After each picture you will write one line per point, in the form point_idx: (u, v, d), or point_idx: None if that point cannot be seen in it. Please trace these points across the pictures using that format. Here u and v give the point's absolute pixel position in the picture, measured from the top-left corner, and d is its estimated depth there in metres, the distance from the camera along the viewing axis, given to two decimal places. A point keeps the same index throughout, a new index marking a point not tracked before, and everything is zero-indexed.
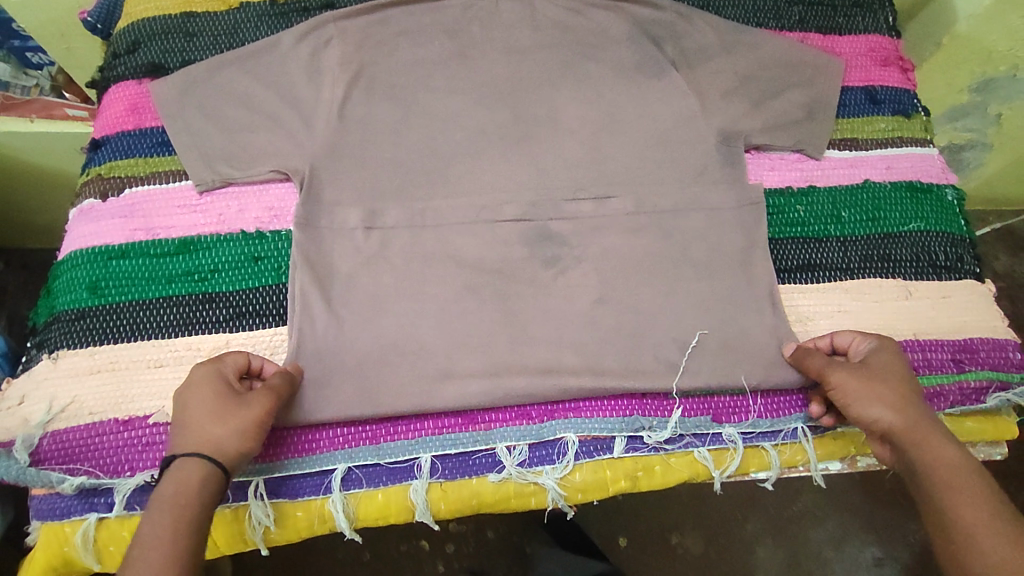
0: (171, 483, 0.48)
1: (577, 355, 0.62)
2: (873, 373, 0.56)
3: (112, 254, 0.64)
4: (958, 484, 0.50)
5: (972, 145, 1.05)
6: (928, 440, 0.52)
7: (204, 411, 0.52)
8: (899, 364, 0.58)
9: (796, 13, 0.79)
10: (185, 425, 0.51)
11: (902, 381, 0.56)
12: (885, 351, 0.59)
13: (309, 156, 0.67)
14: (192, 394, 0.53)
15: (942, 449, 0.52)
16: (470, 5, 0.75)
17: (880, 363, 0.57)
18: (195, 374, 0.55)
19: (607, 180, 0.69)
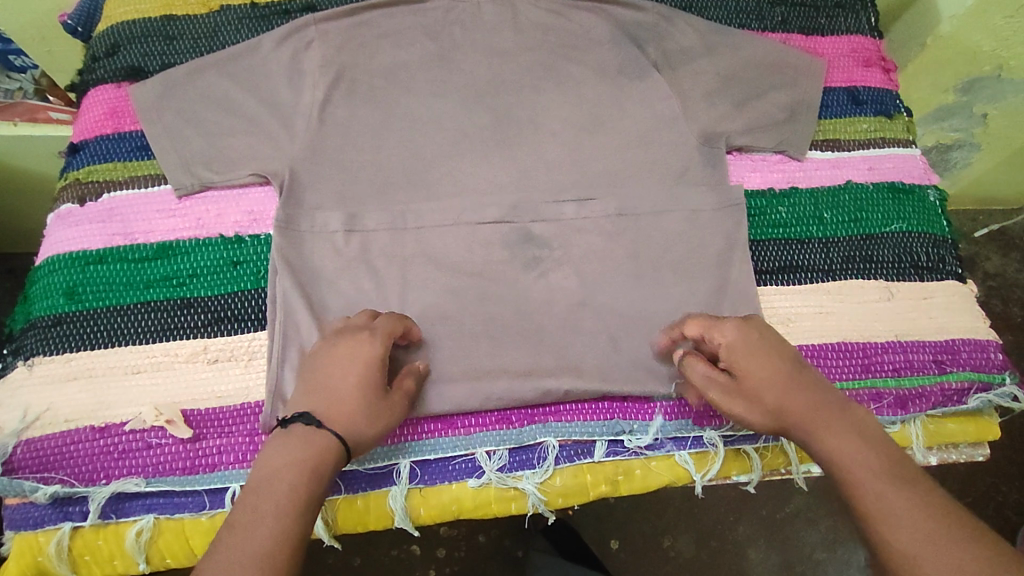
0: (309, 451, 0.47)
1: (558, 358, 0.61)
2: (748, 386, 0.53)
3: (90, 260, 0.64)
4: (857, 473, 0.47)
5: (961, 145, 1.05)
6: (821, 432, 0.49)
7: (361, 398, 0.51)
8: (756, 349, 0.54)
9: (779, 14, 0.79)
10: (339, 400, 0.51)
11: (773, 376, 0.52)
12: (733, 341, 0.55)
13: (289, 160, 0.67)
14: (356, 373, 0.52)
15: (836, 438, 0.49)
16: (452, 7, 0.75)
17: (745, 364, 0.54)
18: (364, 348, 0.53)
19: (590, 181, 0.69)
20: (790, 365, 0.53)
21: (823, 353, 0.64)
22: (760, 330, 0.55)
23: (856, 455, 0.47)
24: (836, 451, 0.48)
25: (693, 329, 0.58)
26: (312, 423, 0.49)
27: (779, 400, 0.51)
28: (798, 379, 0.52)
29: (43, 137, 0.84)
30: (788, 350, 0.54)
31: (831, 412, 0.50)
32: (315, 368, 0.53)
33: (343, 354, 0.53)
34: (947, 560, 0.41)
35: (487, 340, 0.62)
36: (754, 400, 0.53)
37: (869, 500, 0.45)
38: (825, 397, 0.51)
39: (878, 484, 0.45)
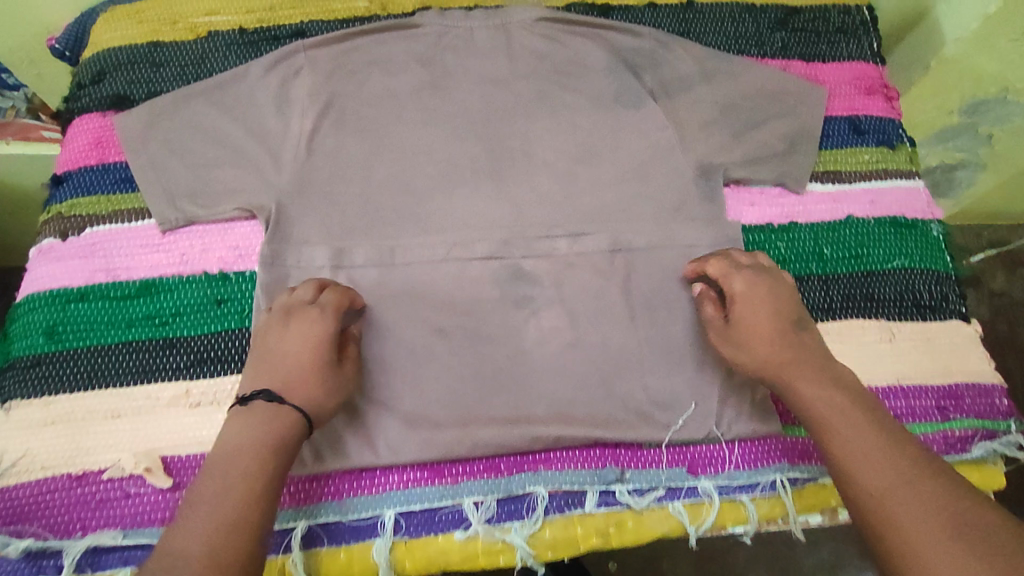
0: (267, 427, 0.49)
1: (547, 404, 0.60)
2: (741, 330, 0.57)
3: (71, 298, 0.62)
4: (832, 418, 0.50)
5: (965, 165, 1.02)
6: (797, 380, 0.53)
7: (314, 375, 0.53)
8: (761, 301, 0.57)
9: (779, 40, 0.77)
10: (296, 379, 0.52)
11: (766, 326, 0.56)
12: (740, 289, 0.58)
13: (275, 193, 0.65)
14: (307, 352, 0.53)
15: (811, 386, 0.53)
16: (445, 33, 0.74)
17: (742, 312, 0.57)
18: (314, 325, 0.54)
19: (583, 215, 0.67)
20: (787, 323, 0.56)
21: None
22: (771, 287, 0.58)
23: (828, 402, 0.51)
24: (812, 398, 0.52)
25: (712, 267, 0.61)
26: (275, 400, 0.50)
27: (765, 350, 0.55)
28: (789, 334, 0.56)
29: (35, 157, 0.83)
30: (791, 310, 0.57)
31: (810, 365, 0.54)
32: (264, 345, 0.54)
33: (294, 333, 0.54)
34: (916, 494, 0.44)
35: (475, 382, 0.60)
36: (741, 345, 0.57)
37: (842, 439, 0.49)
38: (809, 351, 0.55)
39: (850, 428, 0.49)
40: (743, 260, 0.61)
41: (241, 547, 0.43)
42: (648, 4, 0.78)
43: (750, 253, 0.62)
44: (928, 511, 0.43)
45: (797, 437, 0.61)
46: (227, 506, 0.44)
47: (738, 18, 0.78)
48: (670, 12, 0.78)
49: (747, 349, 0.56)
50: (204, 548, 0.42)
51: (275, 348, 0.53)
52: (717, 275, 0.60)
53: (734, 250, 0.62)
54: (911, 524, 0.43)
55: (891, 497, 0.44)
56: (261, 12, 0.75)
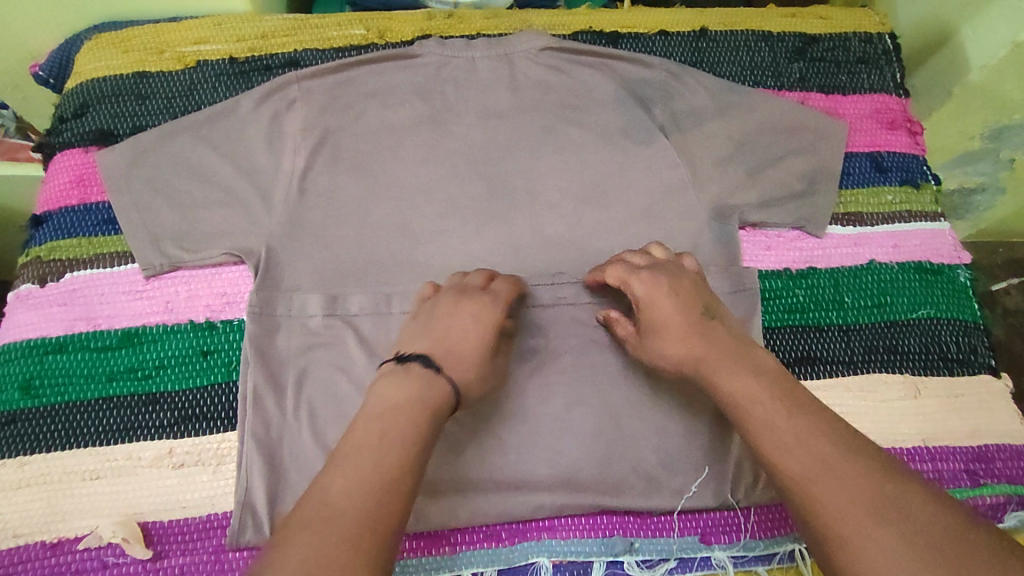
0: (424, 393, 0.48)
1: (551, 466, 0.57)
2: (656, 337, 0.54)
3: (49, 349, 0.59)
4: (751, 410, 0.48)
5: (983, 188, 0.93)
6: (720, 375, 0.50)
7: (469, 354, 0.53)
8: (665, 300, 0.54)
9: (797, 71, 0.73)
10: (457, 354, 0.53)
11: (675, 325, 0.53)
12: (640, 293, 0.55)
13: (265, 236, 0.62)
14: (472, 334, 0.54)
15: (730, 377, 0.50)
16: (446, 63, 0.69)
17: (649, 318, 0.54)
18: (486, 310, 0.56)
19: (589, 261, 0.64)
20: (695, 315, 0.53)
21: None
22: (670, 280, 0.55)
23: (750, 392, 0.48)
24: (731, 390, 0.49)
25: (611, 279, 0.58)
26: (432, 368, 0.50)
27: (681, 351, 0.53)
28: (698, 328, 0.53)
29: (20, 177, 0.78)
30: (694, 300, 0.54)
31: (729, 357, 0.51)
32: (435, 321, 0.55)
33: (466, 313, 0.55)
34: (842, 481, 0.42)
35: (475, 443, 0.57)
36: (659, 352, 0.54)
37: (764, 431, 0.46)
38: (721, 342, 0.52)
39: (772, 417, 0.46)
40: (639, 262, 0.58)
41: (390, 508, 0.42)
42: (658, 32, 0.74)
43: (646, 253, 0.59)
44: (854, 499, 0.41)
45: None
46: (383, 463, 0.44)
47: (754, 47, 0.74)
48: (681, 41, 0.74)
49: (666, 355, 0.53)
50: (360, 503, 0.41)
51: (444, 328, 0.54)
52: (617, 285, 0.57)
53: (629, 253, 0.59)
54: (836, 515, 0.41)
55: (817, 486, 0.42)
56: (252, 40, 0.72)
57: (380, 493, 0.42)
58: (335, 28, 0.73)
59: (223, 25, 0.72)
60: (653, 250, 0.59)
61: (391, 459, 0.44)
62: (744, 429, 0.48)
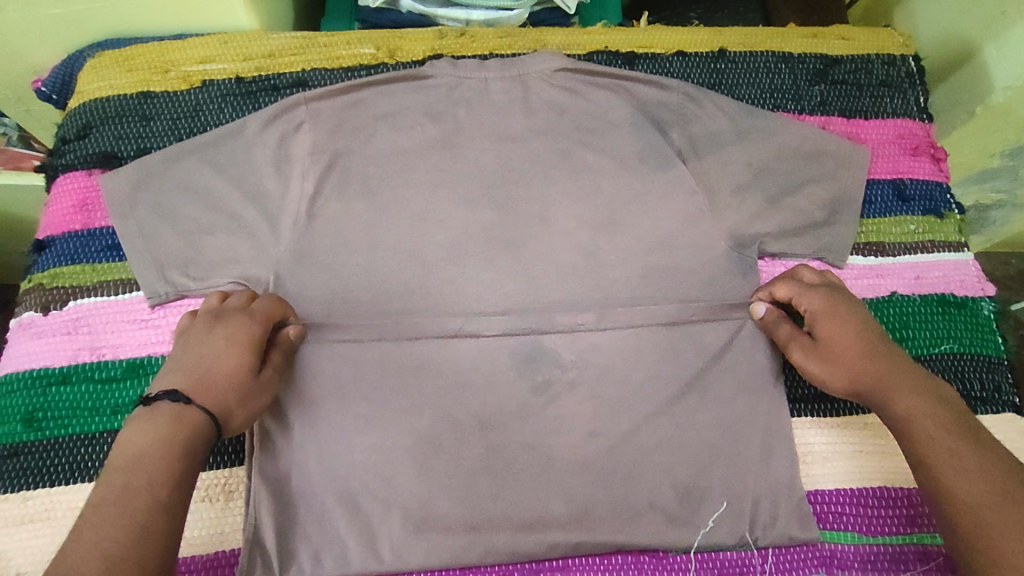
0: (176, 426, 0.43)
1: (566, 503, 0.58)
2: (829, 349, 0.55)
3: (53, 380, 0.59)
4: (932, 430, 0.49)
5: (1001, 205, 0.84)
6: (894, 392, 0.52)
7: (230, 376, 0.48)
8: (846, 318, 0.56)
9: (817, 94, 0.72)
10: (216, 382, 0.47)
11: (859, 341, 0.54)
12: (819, 306, 0.56)
13: (273, 265, 0.60)
14: (226, 350, 0.49)
15: (908, 397, 0.51)
16: (457, 84, 0.67)
17: (829, 328, 0.55)
18: (242, 327, 0.51)
19: (605, 291, 0.62)
20: (874, 337, 0.55)
21: (864, 500, 0.60)
22: (847, 299, 0.57)
23: (929, 417, 0.50)
24: (909, 411, 0.51)
25: (782, 291, 0.59)
26: (181, 401, 0.45)
27: (853, 363, 0.54)
28: (878, 346, 0.54)
29: (28, 186, 0.72)
30: (873, 322, 0.56)
31: (907, 377, 0.52)
32: (184, 349, 0.49)
33: (220, 336, 0.49)
34: (1012, 515, 0.44)
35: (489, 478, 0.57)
36: (827, 362, 0.55)
37: (946, 449, 0.48)
38: (902, 362, 0.54)
39: (949, 441, 0.48)
40: (811, 279, 0.59)
41: (152, 565, 0.38)
42: (676, 52, 0.72)
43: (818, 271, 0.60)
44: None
45: (835, 545, 0.59)
46: (138, 511, 0.39)
47: (774, 69, 0.72)
48: (699, 62, 0.72)
49: (842, 368, 0.54)
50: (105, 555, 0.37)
51: (191, 355, 0.48)
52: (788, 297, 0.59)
53: (799, 269, 0.61)
54: (1001, 541, 0.44)
55: (987, 513, 0.45)
56: (259, 59, 0.70)
57: (138, 542, 0.38)
58: (345, 46, 0.71)
59: (230, 43, 0.70)
60: (823, 271, 0.60)
61: (149, 504, 0.40)
62: (916, 445, 0.50)
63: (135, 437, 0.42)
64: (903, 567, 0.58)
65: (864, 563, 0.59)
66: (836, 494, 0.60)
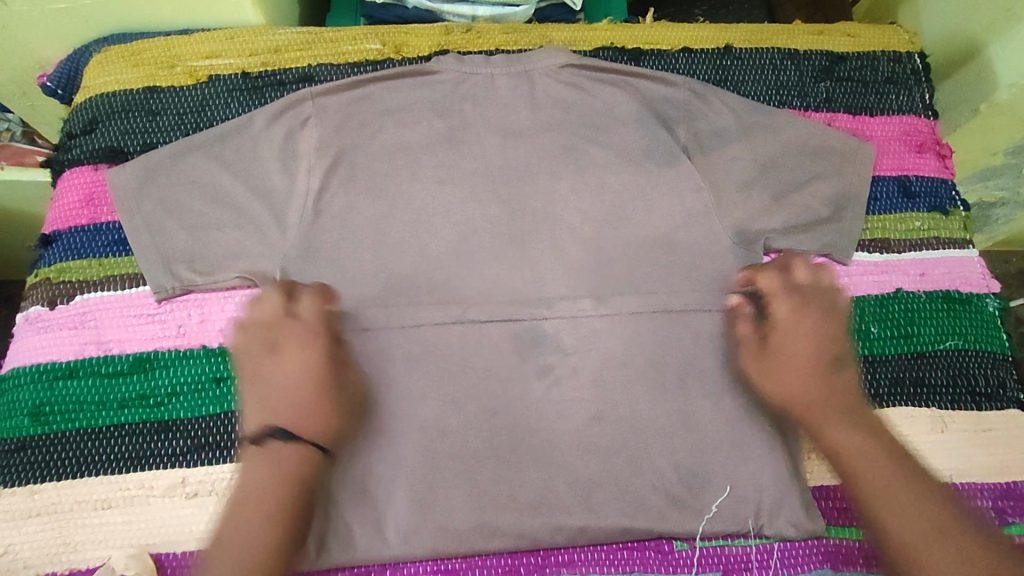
0: (292, 465, 0.52)
1: (572, 498, 0.58)
2: (775, 362, 0.57)
3: (60, 374, 0.59)
4: (863, 466, 0.52)
5: (1005, 203, 0.85)
6: (826, 424, 0.54)
7: (320, 399, 0.54)
8: (803, 334, 0.56)
9: (823, 91, 0.72)
10: (309, 410, 0.53)
11: (806, 360, 0.56)
12: (784, 317, 0.57)
13: (279, 259, 0.60)
14: (306, 376, 0.54)
15: (838, 431, 0.54)
16: (463, 80, 0.67)
17: (784, 340, 0.57)
18: (311, 347, 0.55)
19: (611, 287, 0.62)
20: (827, 358, 0.56)
21: None
22: (818, 311, 0.57)
23: (860, 452, 0.53)
24: (838, 443, 0.54)
25: (763, 281, 0.59)
26: (290, 439, 0.52)
27: (795, 387, 0.56)
28: (827, 371, 0.56)
29: (30, 182, 0.72)
30: (833, 341, 0.56)
31: (840, 407, 0.55)
32: (267, 374, 0.54)
33: (298, 362, 0.54)
34: (942, 553, 0.47)
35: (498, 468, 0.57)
36: (774, 375, 0.57)
37: (875, 487, 0.51)
38: (840, 390, 0.55)
39: (879, 476, 0.51)
40: (801, 279, 0.58)
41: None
42: (682, 49, 0.72)
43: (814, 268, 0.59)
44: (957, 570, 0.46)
45: (840, 540, 0.59)
46: (265, 544, 0.50)
47: (780, 66, 0.72)
48: (705, 58, 0.72)
49: (784, 383, 0.56)
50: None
51: (280, 382, 0.54)
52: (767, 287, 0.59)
53: (794, 261, 0.59)
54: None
55: (919, 551, 0.48)
56: (265, 54, 0.70)
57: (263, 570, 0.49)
58: (351, 42, 0.71)
59: (236, 38, 0.70)
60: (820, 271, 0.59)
61: (275, 537, 0.50)
62: (850, 482, 0.52)
63: (257, 475, 0.51)
64: None
65: (869, 558, 0.59)
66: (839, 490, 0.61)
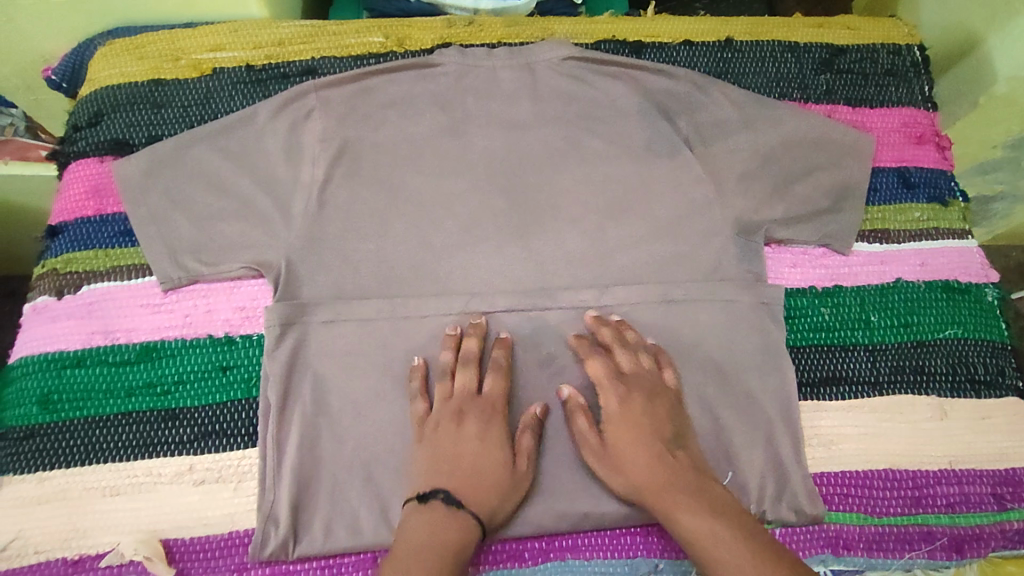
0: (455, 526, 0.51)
1: (575, 484, 0.59)
2: (617, 456, 0.56)
3: (67, 363, 0.60)
4: (716, 550, 0.49)
5: (1004, 198, 0.82)
6: (676, 511, 0.52)
7: (491, 474, 0.55)
8: (633, 422, 0.56)
9: (823, 83, 0.72)
10: (475, 481, 0.55)
11: (642, 445, 0.55)
12: (612, 407, 0.57)
13: (284, 250, 0.60)
14: (484, 450, 0.56)
15: (689, 516, 0.51)
16: (467, 72, 0.67)
17: (616, 427, 0.57)
18: (489, 424, 0.57)
19: (612, 277, 0.63)
20: (661, 446, 0.55)
21: (871, 482, 0.61)
22: (647, 395, 0.57)
23: (710, 532, 0.50)
24: (694, 531, 0.51)
25: (596, 365, 0.59)
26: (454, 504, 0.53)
27: (636, 474, 0.55)
28: (662, 455, 0.55)
29: (33, 177, 0.72)
30: (665, 425, 0.56)
31: (683, 494, 0.53)
32: (441, 445, 0.56)
33: (473, 437, 0.57)
34: None
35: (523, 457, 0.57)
36: (618, 468, 0.55)
37: (729, 573, 0.48)
38: (678, 473, 0.54)
39: (737, 559, 0.48)
40: (624, 364, 0.59)
41: None
42: (683, 41, 0.73)
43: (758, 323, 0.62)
44: None
45: (841, 526, 0.60)
46: None
47: (780, 58, 0.73)
48: (706, 51, 0.73)
49: (628, 475, 0.55)
50: None
51: (450, 451, 0.56)
52: (599, 373, 0.59)
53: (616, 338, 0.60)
54: None
55: None
56: (269, 47, 0.71)
57: None
58: (354, 35, 0.72)
59: (240, 31, 0.71)
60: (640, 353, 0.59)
61: None
62: (709, 573, 0.49)
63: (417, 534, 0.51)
64: (908, 547, 0.59)
65: (870, 543, 0.59)
66: (841, 476, 0.61)
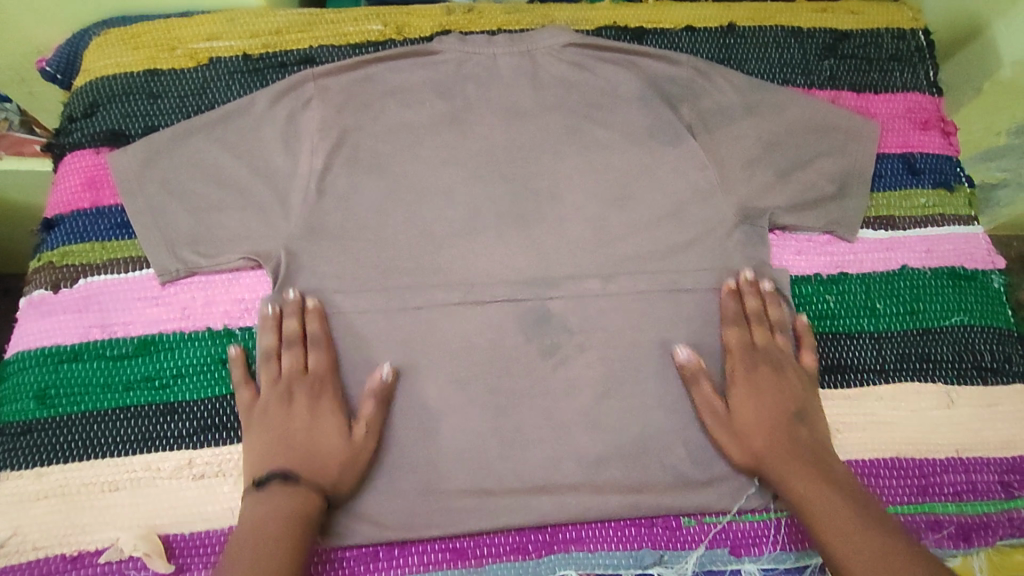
0: (296, 498, 0.52)
1: (579, 474, 0.58)
2: (739, 419, 0.58)
3: (64, 358, 0.59)
4: (820, 510, 0.52)
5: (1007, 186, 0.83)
6: (786, 473, 0.55)
7: (328, 441, 0.55)
8: (762, 391, 0.58)
9: (827, 69, 0.71)
10: (317, 454, 0.54)
11: (770, 413, 0.58)
12: (741, 374, 0.59)
13: (283, 240, 0.60)
14: (320, 421, 0.56)
15: (800, 479, 0.54)
16: (466, 60, 0.66)
17: (740, 394, 0.58)
18: (323, 395, 0.57)
19: (615, 266, 0.62)
20: (784, 414, 0.58)
21: (878, 471, 0.60)
22: (773, 367, 0.59)
23: (819, 496, 0.53)
24: (802, 493, 0.53)
25: (733, 335, 0.60)
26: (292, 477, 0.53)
27: (759, 441, 0.57)
28: (783, 428, 0.57)
29: (28, 172, 0.72)
30: (791, 396, 0.58)
31: (801, 460, 0.55)
32: (281, 421, 0.55)
33: (315, 411, 0.56)
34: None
35: (363, 420, 0.56)
36: (739, 432, 0.57)
37: (834, 532, 0.50)
38: (797, 441, 0.56)
39: (842, 520, 0.51)
40: (758, 339, 0.61)
41: None
42: (685, 27, 0.72)
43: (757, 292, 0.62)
44: None
45: None
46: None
47: (783, 44, 0.72)
48: (708, 37, 0.72)
49: (748, 439, 0.57)
50: None
51: (286, 425, 0.55)
52: (734, 342, 0.60)
53: (748, 307, 0.61)
54: None
55: None
56: (266, 36, 0.70)
57: None
58: (352, 23, 0.71)
59: (236, 20, 0.70)
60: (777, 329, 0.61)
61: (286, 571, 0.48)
62: (815, 530, 0.52)
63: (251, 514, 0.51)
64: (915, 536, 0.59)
65: None
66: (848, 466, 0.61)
